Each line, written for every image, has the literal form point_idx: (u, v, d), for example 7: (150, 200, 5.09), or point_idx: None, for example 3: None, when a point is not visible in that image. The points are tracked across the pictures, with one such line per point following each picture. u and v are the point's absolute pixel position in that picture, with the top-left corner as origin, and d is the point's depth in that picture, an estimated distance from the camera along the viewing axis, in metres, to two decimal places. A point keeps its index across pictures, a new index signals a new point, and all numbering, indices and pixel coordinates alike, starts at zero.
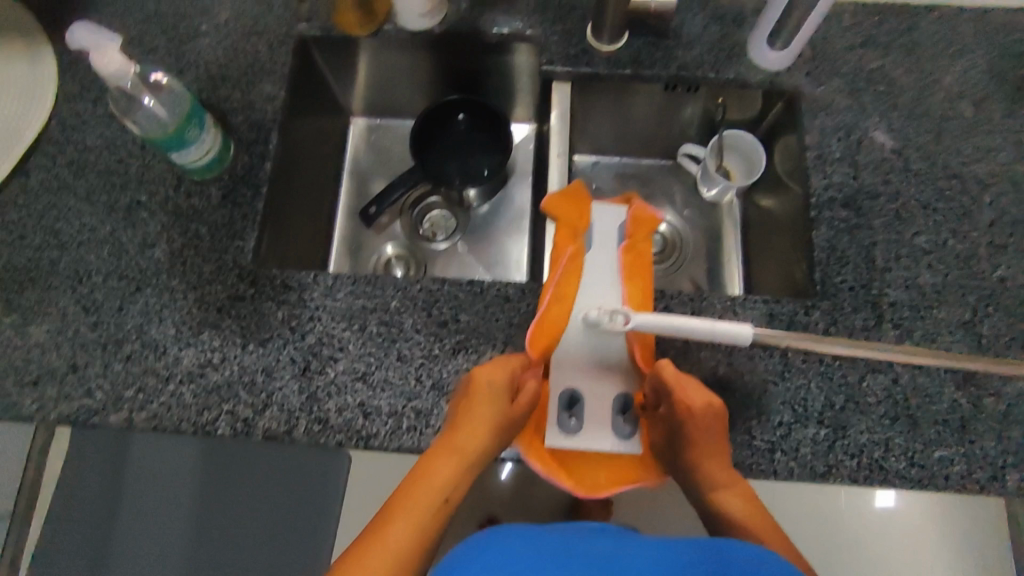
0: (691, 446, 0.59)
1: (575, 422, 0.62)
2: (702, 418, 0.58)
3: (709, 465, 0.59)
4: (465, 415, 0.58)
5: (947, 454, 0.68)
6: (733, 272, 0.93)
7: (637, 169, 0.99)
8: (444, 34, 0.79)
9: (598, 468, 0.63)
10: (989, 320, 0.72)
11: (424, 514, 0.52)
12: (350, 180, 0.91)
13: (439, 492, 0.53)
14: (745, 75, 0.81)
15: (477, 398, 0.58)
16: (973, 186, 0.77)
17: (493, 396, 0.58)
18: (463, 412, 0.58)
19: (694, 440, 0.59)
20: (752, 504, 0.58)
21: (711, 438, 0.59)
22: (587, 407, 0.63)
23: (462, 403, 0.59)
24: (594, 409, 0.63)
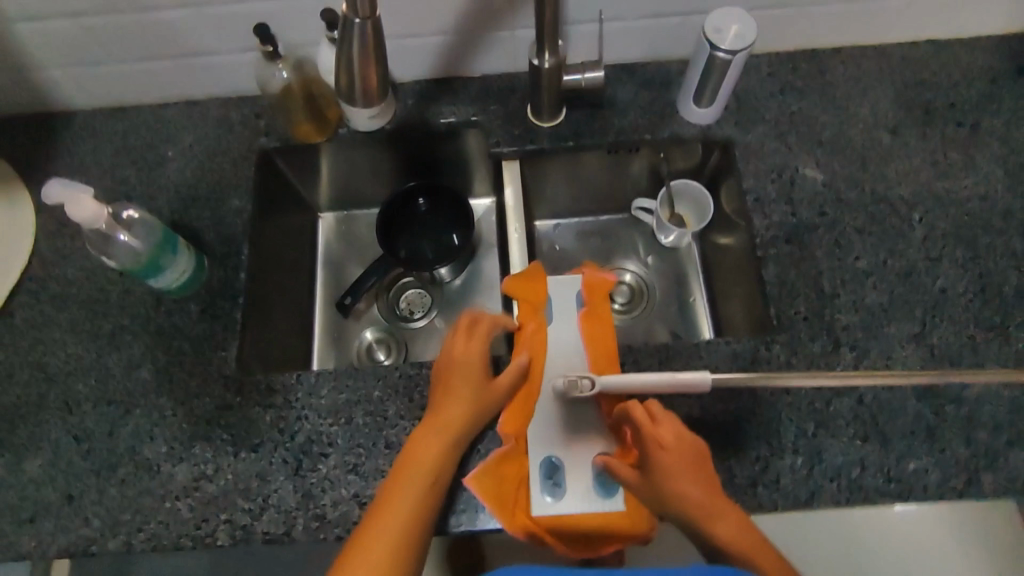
0: (669, 475, 0.61)
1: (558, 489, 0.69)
2: (673, 449, 0.61)
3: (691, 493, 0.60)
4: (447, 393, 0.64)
5: (920, 464, 0.71)
6: (702, 314, 0.97)
7: (596, 225, 1.04)
8: (396, 129, 0.85)
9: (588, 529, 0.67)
10: (937, 330, 0.76)
11: (422, 487, 0.57)
12: (324, 272, 0.94)
13: (433, 463, 0.59)
14: (679, 132, 0.87)
15: (455, 380, 0.65)
16: (902, 208, 0.83)
17: (469, 373, 0.65)
18: (445, 394, 0.64)
19: (669, 470, 0.61)
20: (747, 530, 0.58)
21: (685, 466, 0.61)
22: (568, 472, 0.70)
23: (442, 388, 0.65)
24: (574, 473, 0.69)
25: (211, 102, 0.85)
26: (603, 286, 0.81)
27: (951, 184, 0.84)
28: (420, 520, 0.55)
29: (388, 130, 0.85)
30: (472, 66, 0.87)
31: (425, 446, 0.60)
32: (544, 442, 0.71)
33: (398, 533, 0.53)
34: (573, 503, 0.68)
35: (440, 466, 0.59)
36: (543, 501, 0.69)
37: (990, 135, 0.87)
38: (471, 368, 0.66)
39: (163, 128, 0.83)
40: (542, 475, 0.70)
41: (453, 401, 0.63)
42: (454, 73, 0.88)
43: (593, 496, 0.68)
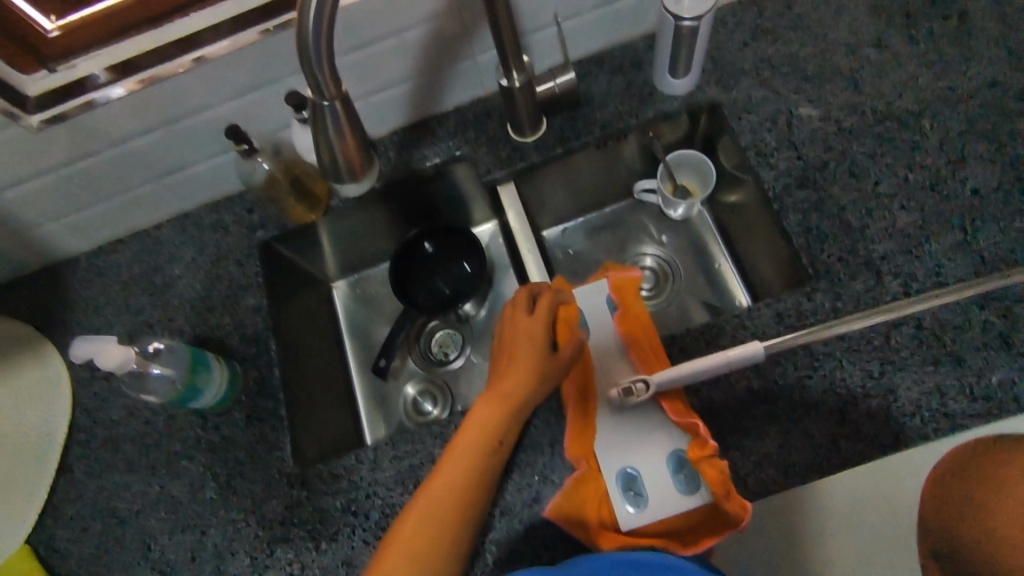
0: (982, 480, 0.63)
1: (639, 498, 0.67)
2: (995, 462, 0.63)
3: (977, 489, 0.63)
4: (511, 360, 0.65)
5: (1004, 375, 0.67)
6: (732, 280, 0.94)
7: (603, 219, 1.02)
8: (385, 185, 0.85)
9: (680, 529, 0.66)
10: (981, 233, 0.73)
11: (474, 458, 0.59)
12: (353, 339, 0.95)
13: (489, 434, 0.60)
14: (661, 108, 0.85)
15: (517, 346, 0.65)
16: (910, 118, 0.80)
17: (532, 343, 0.65)
18: (508, 360, 0.65)
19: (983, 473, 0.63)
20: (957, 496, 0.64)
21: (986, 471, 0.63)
22: (646, 479, 0.67)
23: (507, 353, 0.66)
24: (654, 479, 0.67)
25: (203, 211, 0.85)
26: (630, 282, 0.79)
27: (953, 81, 0.81)
28: (475, 482, 0.58)
29: (378, 187, 0.85)
30: (443, 102, 0.86)
31: (483, 415, 0.61)
32: (614, 456, 0.69)
33: (442, 501, 0.56)
34: (659, 508, 0.66)
35: (496, 435, 0.60)
36: (627, 516, 0.66)
37: (980, 22, 0.83)
38: (533, 337, 0.66)
39: (164, 249, 0.84)
40: (621, 488, 0.68)
41: (512, 369, 0.64)
42: (428, 114, 0.87)
43: (679, 495, 0.66)
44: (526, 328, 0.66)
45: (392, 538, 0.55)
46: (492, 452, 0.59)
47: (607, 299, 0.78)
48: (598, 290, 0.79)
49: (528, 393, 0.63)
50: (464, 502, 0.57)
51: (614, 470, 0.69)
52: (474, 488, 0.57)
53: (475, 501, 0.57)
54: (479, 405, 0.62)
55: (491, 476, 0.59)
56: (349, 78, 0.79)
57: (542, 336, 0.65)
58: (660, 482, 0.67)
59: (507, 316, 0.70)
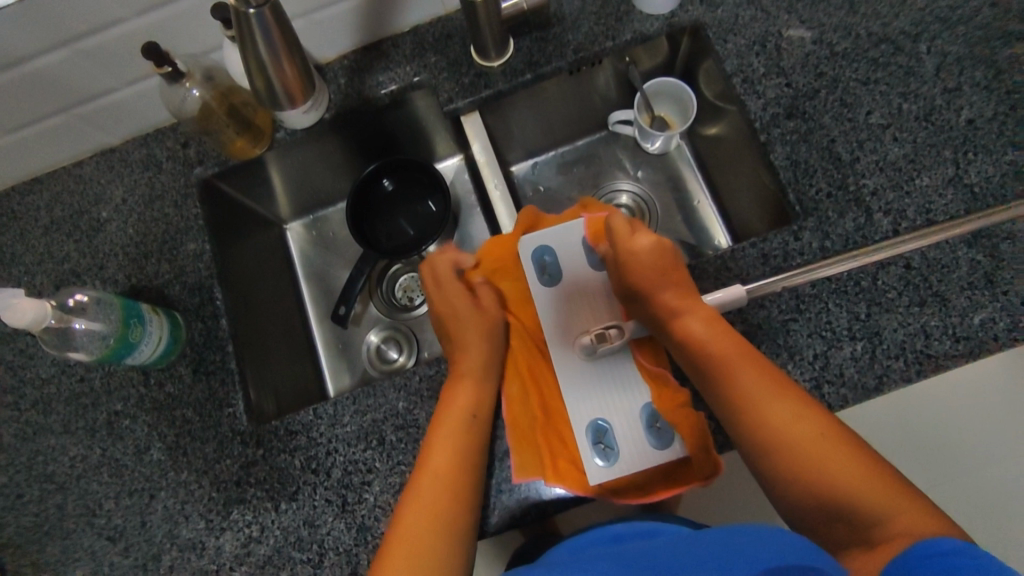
0: (771, 432, 0.54)
1: (611, 451, 0.64)
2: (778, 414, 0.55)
3: (793, 437, 0.53)
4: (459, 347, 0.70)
5: (987, 315, 0.64)
6: (711, 217, 0.90)
7: (577, 153, 0.97)
8: (337, 116, 0.77)
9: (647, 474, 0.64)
10: (974, 166, 0.69)
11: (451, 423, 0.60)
12: (311, 285, 0.90)
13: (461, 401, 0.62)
14: (640, 30, 0.78)
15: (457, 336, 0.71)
16: (907, 41, 0.74)
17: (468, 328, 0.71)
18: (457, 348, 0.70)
19: (773, 428, 0.54)
20: (814, 444, 0.53)
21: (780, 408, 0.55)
22: (617, 432, 0.65)
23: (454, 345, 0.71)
24: (624, 431, 0.65)
25: (133, 146, 0.77)
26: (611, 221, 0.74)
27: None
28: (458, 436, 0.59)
29: (329, 119, 0.76)
30: (399, 21, 0.77)
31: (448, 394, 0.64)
32: (582, 409, 0.67)
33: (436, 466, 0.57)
34: (629, 462, 0.64)
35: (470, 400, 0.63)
36: (596, 471, 0.64)
37: None
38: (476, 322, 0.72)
39: (89, 190, 0.76)
40: (592, 441, 0.65)
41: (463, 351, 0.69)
42: (382, 35, 0.78)
43: (652, 447, 0.64)
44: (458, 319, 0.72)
45: (395, 534, 0.54)
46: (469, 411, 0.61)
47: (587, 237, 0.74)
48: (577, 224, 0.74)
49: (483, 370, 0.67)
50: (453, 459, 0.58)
51: (583, 422, 0.66)
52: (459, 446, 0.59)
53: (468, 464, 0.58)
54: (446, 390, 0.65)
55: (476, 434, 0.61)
56: None
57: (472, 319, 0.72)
58: (631, 434, 0.65)
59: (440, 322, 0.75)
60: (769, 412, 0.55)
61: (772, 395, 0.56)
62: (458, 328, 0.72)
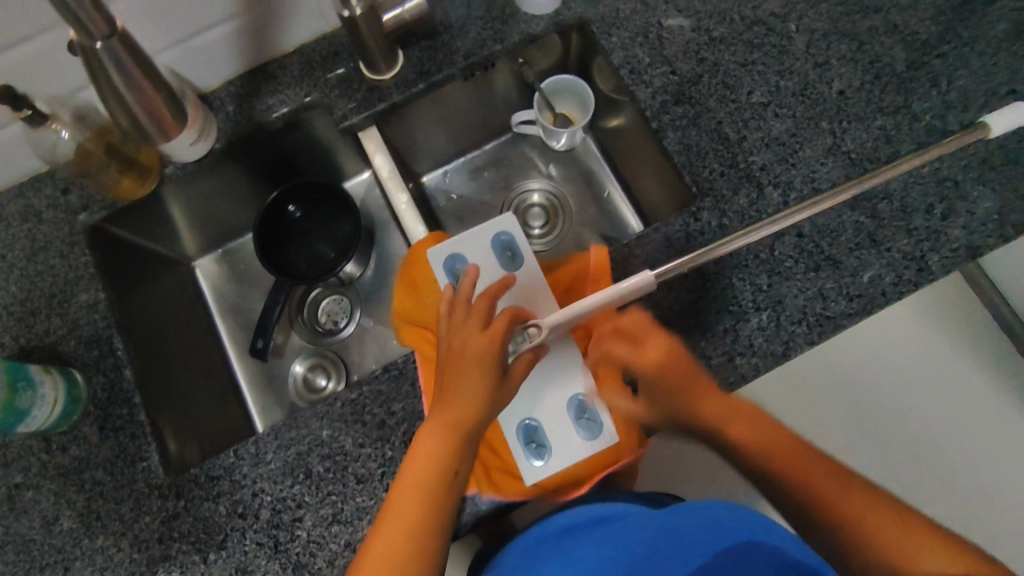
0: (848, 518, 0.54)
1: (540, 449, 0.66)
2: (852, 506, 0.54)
3: (864, 515, 0.54)
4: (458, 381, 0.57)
5: (875, 272, 0.69)
6: (623, 205, 0.92)
7: (486, 157, 0.97)
8: (228, 146, 0.74)
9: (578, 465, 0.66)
10: (849, 134, 0.74)
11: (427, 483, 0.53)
12: (226, 320, 0.87)
13: (442, 466, 0.54)
14: (527, 30, 0.79)
15: (461, 366, 0.58)
16: (777, 22, 0.78)
17: (481, 365, 0.57)
18: (455, 380, 0.57)
19: (852, 513, 0.54)
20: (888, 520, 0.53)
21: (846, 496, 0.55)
22: (546, 430, 0.66)
23: (453, 373, 0.58)
24: (552, 428, 0.66)
25: (7, 197, 0.72)
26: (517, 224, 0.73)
27: None
28: (436, 506, 0.53)
29: (219, 150, 0.74)
30: (285, 40, 0.75)
31: (428, 448, 0.55)
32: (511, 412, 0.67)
33: (405, 534, 0.51)
34: (559, 458, 0.65)
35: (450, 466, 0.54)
36: (534, 470, 0.65)
37: None
38: (482, 357, 0.58)
39: None
40: (524, 442, 0.66)
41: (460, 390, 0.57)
42: (269, 56, 0.76)
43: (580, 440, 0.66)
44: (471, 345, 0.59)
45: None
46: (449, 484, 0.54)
47: (496, 240, 0.72)
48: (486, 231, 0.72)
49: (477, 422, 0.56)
50: (425, 534, 0.52)
51: (513, 425, 0.67)
52: (436, 521, 0.52)
53: (440, 537, 0.52)
54: (425, 433, 0.55)
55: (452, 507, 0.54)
56: (138, 28, 0.66)
57: (488, 353, 0.58)
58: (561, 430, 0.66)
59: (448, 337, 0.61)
60: (838, 497, 0.55)
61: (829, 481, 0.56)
62: (460, 364, 0.58)
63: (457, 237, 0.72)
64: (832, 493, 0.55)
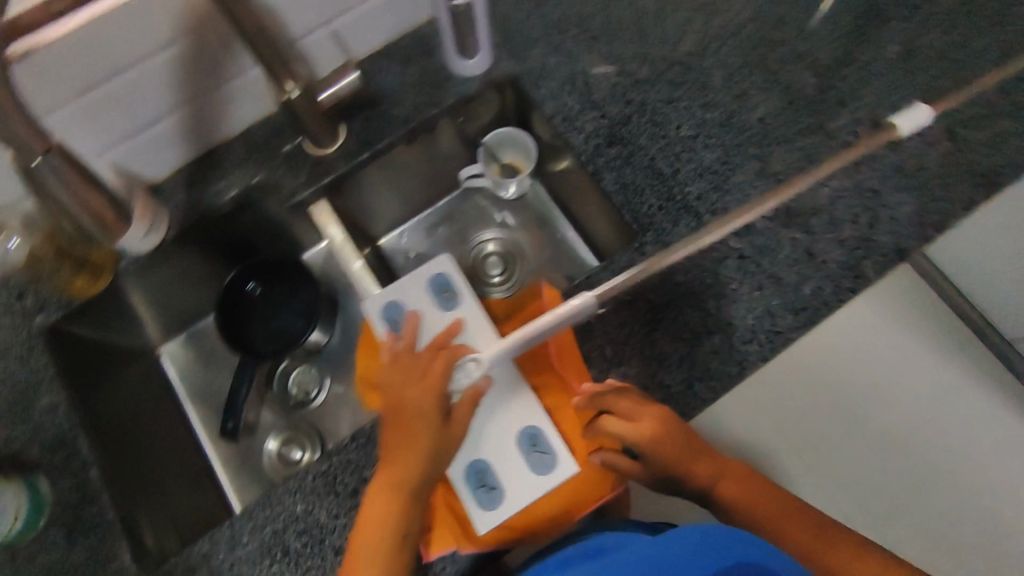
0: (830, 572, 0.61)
1: (498, 493, 0.69)
2: (827, 552, 0.62)
3: (840, 564, 0.61)
4: (403, 440, 0.62)
5: (814, 285, 0.73)
6: (578, 245, 0.95)
7: (440, 213, 1.00)
8: (179, 234, 0.76)
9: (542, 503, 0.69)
10: (775, 157, 0.78)
11: (381, 541, 0.58)
12: (197, 403, 0.87)
13: (394, 525, 0.59)
14: (461, 91, 0.82)
15: (406, 425, 0.63)
16: (694, 60, 0.83)
17: (423, 424, 0.63)
18: (400, 438, 0.63)
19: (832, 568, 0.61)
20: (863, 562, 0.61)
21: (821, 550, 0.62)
22: (499, 472, 0.70)
23: (398, 431, 0.63)
24: (507, 471, 0.69)
25: None
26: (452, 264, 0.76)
27: (722, 20, 0.86)
28: (389, 562, 0.57)
29: (171, 238, 0.75)
30: (226, 127, 0.78)
31: (378, 506, 0.59)
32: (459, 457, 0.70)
33: None
34: (517, 499, 0.68)
35: (400, 523, 0.59)
36: (487, 513, 0.68)
37: None
38: (425, 413, 0.64)
39: None
40: (484, 490, 0.69)
41: (406, 448, 0.62)
42: (212, 144, 0.78)
43: (533, 481, 0.69)
44: (413, 404, 0.64)
45: None
46: (401, 539, 0.59)
47: (433, 280, 0.76)
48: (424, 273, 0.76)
49: (423, 478, 0.61)
50: None
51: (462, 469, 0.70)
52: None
53: None
54: (372, 492, 0.60)
55: (403, 561, 0.59)
56: (76, 138, 0.68)
57: (430, 412, 0.64)
58: (509, 466, 0.70)
59: (392, 397, 0.66)
60: (821, 554, 0.62)
61: (811, 535, 0.63)
62: (405, 423, 0.63)
63: (393, 288, 0.75)
64: (803, 545, 0.63)
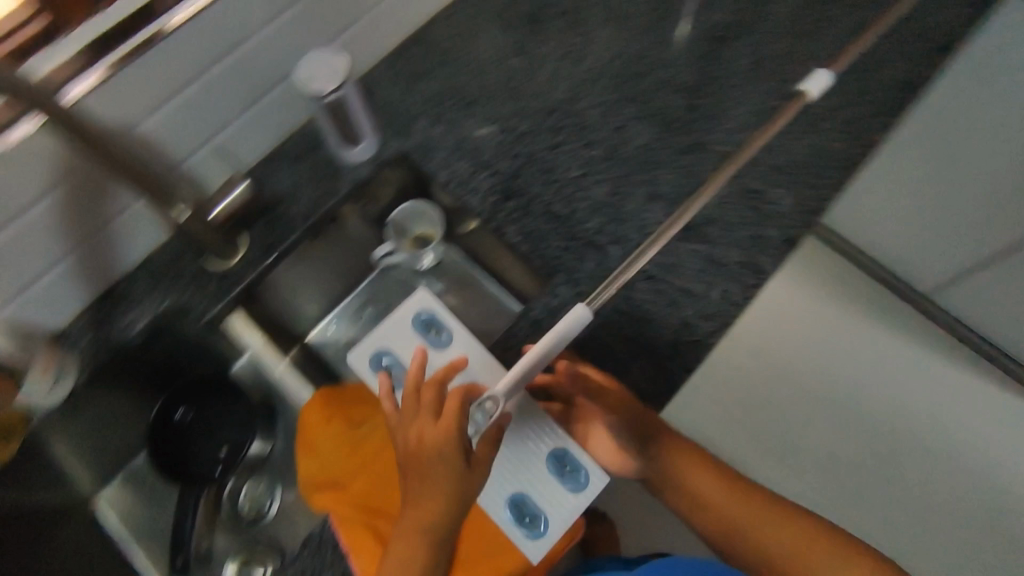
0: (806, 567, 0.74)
1: (536, 521, 0.69)
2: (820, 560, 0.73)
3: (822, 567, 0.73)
4: (423, 484, 0.61)
5: (722, 288, 0.76)
6: (500, 292, 0.96)
7: (366, 295, 1.00)
8: (88, 377, 0.73)
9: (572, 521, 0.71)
10: (660, 179, 0.83)
11: None
12: (145, 546, 0.85)
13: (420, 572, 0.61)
14: (355, 177, 0.84)
15: (426, 468, 0.61)
16: (568, 106, 0.89)
17: (444, 465, 0.61)
18: (421, 483, 0.61)
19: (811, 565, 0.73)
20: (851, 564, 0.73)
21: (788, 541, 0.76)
22: (535, 499, 0.70)
23: (417, 476, 0.61)
24: (542, 495, 0.70)
25: None
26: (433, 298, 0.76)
27: (585, 64, 0.92)
28: None
29: (80, 384, 0.72)
30: (121, 261, 0.76)
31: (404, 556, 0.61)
32: (495, 487, 0.70)
33: None
34: (558, 523, 0.69)
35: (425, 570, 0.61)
36: (532, 541, 0.68)
37: (587, 11, 0.96)
38: (443, 452, 0.61)
39: None
40: (522, 517, 0.69)
41: (428, 494, 0.61)
42: (109, 281, 0.76)
43: (569, 499, 0.69)
44: (431, 445, 0.61)
45: None
46: None
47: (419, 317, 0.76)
48: (406, 313, 0.76)
49: (449, 523, 0.61)
50: None
51: (501, 496, 0.70)
52: None
53: None
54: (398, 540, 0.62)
55: None
56: None
57: (451, 452, 0.61)
58: (540, 489, 0.70)
59: (407, 438, 0.64)
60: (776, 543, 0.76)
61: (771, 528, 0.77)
62: (424, 466, 0.61)
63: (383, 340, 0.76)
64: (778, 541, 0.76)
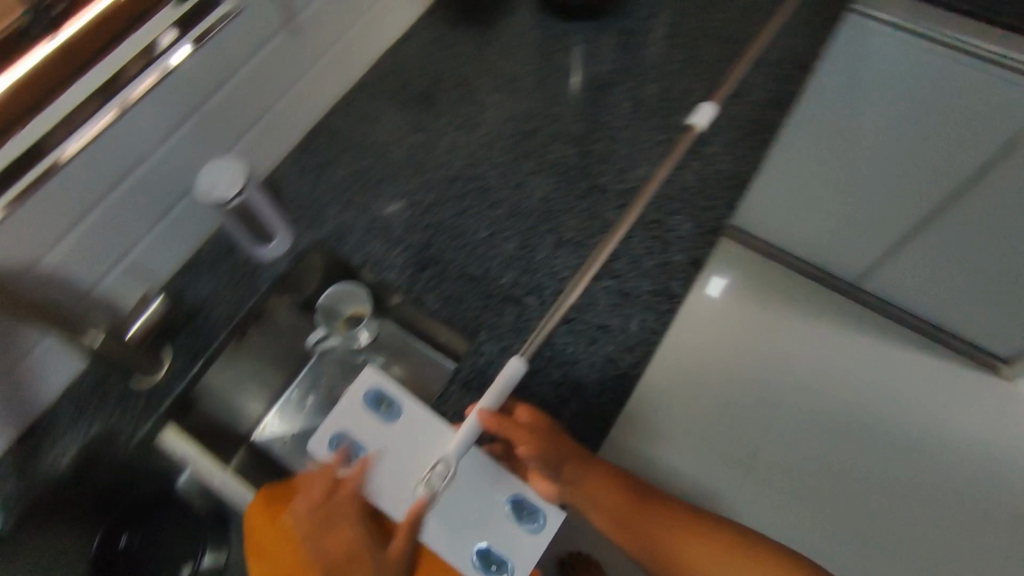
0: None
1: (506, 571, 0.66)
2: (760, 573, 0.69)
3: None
4: None
5: (637, 319, 0.80)
6: (433, 352, 0.97)
7: (306, 382, 1.00)
8: (19, 520, 0.71)
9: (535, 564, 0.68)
10: (565, 225, 0.88)
11: None
12: None
13: None
14: (273, 273, 0.86)
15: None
16: (469, 171, 0.93)
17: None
18: None
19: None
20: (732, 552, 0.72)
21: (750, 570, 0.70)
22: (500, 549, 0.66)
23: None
24: (507, 542, 0.67)
25: None
26: (384, 373, 0.71)
27: (481, 130, 0.97)
28: None
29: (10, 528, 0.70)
30: (40, 397, 0.75)
31: None
32: (458, 546, 0.66)
33: None
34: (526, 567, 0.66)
35: None
36: None
37: (477, 81, 1.03)
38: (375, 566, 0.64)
39: None
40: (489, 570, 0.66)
41: None
42: (30, 419, 0.75)
43: (534, 539, 0.67)
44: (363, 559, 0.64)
45: None
46: None
47: (368, 396, 0.70)
48: (355, 393, 0.70)
49: None
50: None
51: (463, 554, 0.66)
52: None
53: None
54: None
55: None
56: None
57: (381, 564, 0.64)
58: (505, 538, 0.67)
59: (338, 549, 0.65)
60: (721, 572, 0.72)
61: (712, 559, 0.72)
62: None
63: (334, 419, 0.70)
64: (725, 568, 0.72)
